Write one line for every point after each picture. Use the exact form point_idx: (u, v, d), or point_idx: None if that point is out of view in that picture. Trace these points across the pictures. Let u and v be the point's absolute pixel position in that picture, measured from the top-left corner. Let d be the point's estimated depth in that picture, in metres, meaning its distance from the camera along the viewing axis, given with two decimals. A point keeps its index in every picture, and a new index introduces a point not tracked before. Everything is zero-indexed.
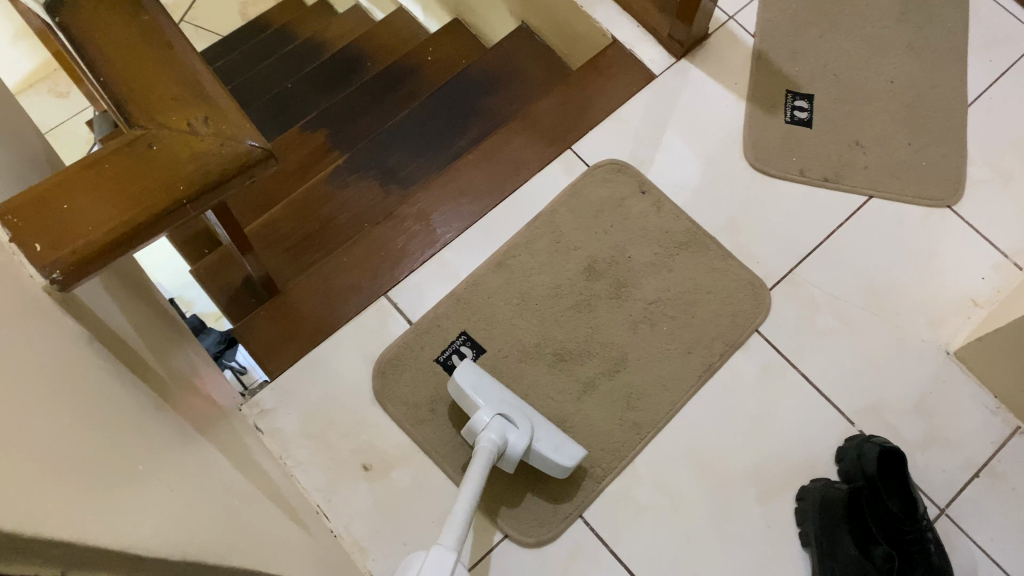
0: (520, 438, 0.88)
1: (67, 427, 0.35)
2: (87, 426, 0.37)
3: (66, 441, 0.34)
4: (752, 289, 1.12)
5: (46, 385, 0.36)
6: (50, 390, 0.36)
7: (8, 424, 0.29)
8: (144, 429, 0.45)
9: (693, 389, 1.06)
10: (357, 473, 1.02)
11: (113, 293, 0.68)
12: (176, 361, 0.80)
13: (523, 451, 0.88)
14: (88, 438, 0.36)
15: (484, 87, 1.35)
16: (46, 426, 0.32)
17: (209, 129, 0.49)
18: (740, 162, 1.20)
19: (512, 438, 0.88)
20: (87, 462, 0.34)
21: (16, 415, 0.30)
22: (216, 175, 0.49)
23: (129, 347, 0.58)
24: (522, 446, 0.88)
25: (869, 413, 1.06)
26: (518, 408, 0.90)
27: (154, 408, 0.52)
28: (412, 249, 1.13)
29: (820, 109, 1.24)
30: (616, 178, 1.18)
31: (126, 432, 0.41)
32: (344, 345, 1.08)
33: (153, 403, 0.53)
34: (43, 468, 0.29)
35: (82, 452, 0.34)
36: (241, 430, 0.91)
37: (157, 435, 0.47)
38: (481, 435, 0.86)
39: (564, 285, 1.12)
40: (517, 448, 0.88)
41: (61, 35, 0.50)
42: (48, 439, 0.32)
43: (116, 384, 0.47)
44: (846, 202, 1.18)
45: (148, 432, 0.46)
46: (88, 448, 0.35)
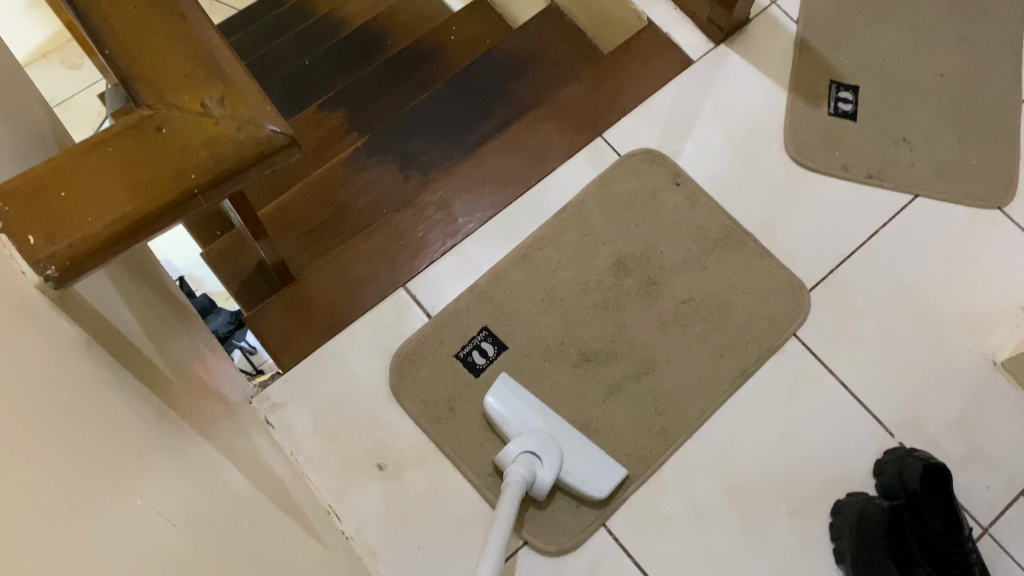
0: (547, 473, 0.86)
1: (36, 461, 0.30)
2: (64, 459, 0.32)
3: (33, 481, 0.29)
4: (790, 291, 1.06)
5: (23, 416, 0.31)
6: (20, 415, 0.31)
7: None
8: (141, 447, 0.41)
9: (725, 394, 1.01)
10: (370, 473, 0.97)
11: (118, 284, 0.63)
12: (183, 355, 0.76)
13: (551, 485, 0.86)
14: (58, 474, 0.31)
15: (510, 69, 1.29)
16: (2, 465, 0.27)
17: (224, 112, 0.44)
18: (779, 156, 1.14)
19: (539, 473, 0.86)
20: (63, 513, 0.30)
21: None
22: (231, 164, 0.44)
23: (132, 346, 0.53)
24: (550, 480, 0.86)
25: (909, 425, 1.01)
26: (547, 440, 0.88)
27: (157, 418, 0.47)
28: (433, 239, 1.08)
29: (865, 101, 1.17)
30: (649, 169, 1.13)
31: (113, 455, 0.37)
32: (360, 338, 1.03)
33: (156, 413, 0.48)
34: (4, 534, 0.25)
35: (48, 496, 0.29)
36: (250, 426, 0.87)
37: (157, 452, 0.43)
38: (510, 469, 0.84)
39: (590, 282, 1.06)
40: (545, 483, 0.86)
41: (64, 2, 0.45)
42: (3, 482, 0.27)
43: (116, 394, 0.42)
44: (889, 200, 1.12)
45: (145, 452, 0.41)
46: (59, 486, 0.31)
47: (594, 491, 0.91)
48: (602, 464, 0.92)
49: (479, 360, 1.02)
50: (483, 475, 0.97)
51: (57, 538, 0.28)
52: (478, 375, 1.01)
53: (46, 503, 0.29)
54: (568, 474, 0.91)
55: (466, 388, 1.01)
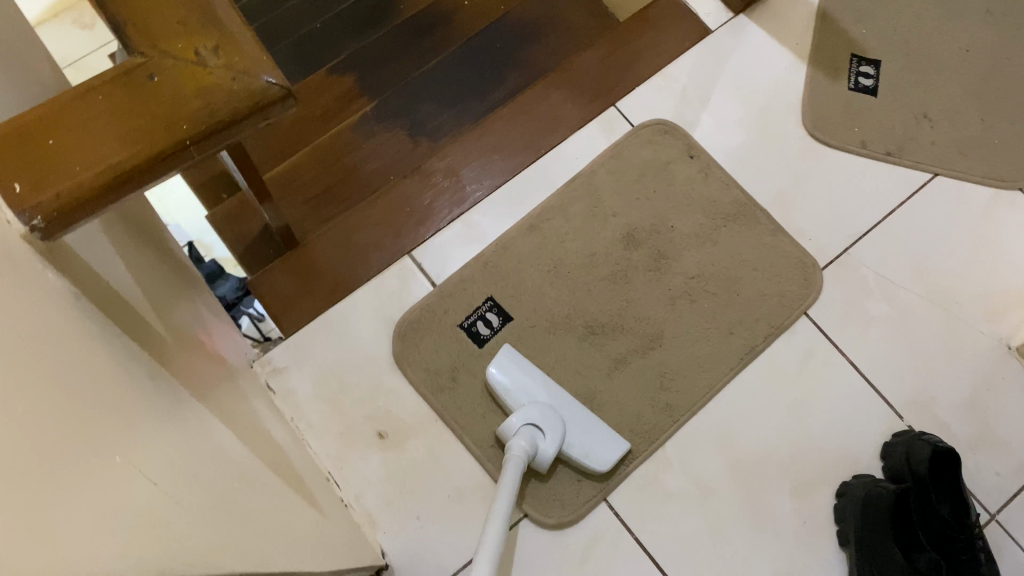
0: (550, 446, 0.85)
1: (12, 410, 0.28)
2: (52, 411, 0.31)
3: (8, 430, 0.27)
4: (802, 268, 1.04)
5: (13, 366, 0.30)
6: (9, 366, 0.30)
7: None
8: (125, 405, 0.39)
9: (732, 371, 1.00)
10: (371, 441, 0.96)
11: (115, 240, 0.62)
12: (183, 316, 0.74)
13: (553, 458, 0.85)
14: (48, 429, 0.30)
15: (524, 35, 1.26)
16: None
17: (218, 61, 0.43)
18: (796, 130, 1.12)
19: (542, 445, 0.85)
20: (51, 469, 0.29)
21: None
22: (225, 115, 0.42)
23: (125, 302, 0.52)
24: (552, 452, 0.85)
25: (919, 408, 0.99)
26: (550, 412, 0.86)
27: (147, 378, 0.46)
28: (440, 207, 1.06)
29: (887, 75, 1.14)
30: (662, 140, 1.10)
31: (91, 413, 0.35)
32: (363, 306, 1.02)
33: (146, 371, 0.47)
34: None
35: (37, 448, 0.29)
36: (251, 390, 0.86)
37: (143, 410, 0.41)
38: (512, 441, 0.83)
39: (599, 254, 1.05)
40: (547, 455, 0.85)
41: None
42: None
43: (102, 351, 0.41)
44: (908, 178, 1.09)
45: (129, 411, 0.40)
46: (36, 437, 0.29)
47: (597, 464, 0.90)
48: (605, 437, 0.91)
49: (483, 330, 1.01)
50: (484, 447, 0.96)
51: (32, 491, 0.27)
52: (482, 345, 1.00)
53: (20, 454, 0.27)
54: (571, 446, 0.89)
55: (469, 358, 1.00)
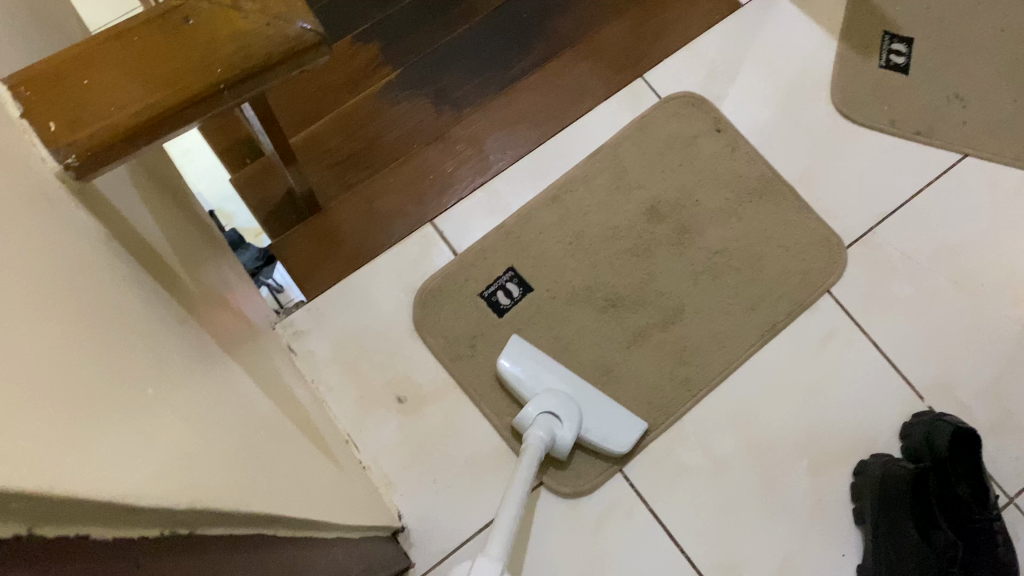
0: (567, 433, 0.85)
1: (57, 332, 0.29)
2: (99, 342, 0.33)
3: (49, 349, 0.27)
4: (827, 246, 1.03)
5: (59, 296, 0.31)
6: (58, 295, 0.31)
7: (13, 345, 0.25)
8: (156, 345, 0.40)
9: (753, 348, 0.99)
10: (390, 405, 0.97)
11: (143, 193, 0.62)
12: (208, 273, 0.75)
13: (571, 445, 0.86)
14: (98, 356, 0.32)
15: (551, 5, 1.25)
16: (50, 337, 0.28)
17: (254, 5, 0.42)
18: (824, 107, 1.10)
19: (559, 432, 0.85)
20: (101, 393, 0.30)
21: (23, 331, 0.26)
22: (259, 60, 0.42)
23: (153, 251, 0.52)
24: (570, 439, 0.86)
25: (940, 389, 0.99)
26: (566, 401, 0.86)
27: (176, 323, 0.46)
28: (463, 177, 1.06)
29: (919, 54, 1.12)
30: (689, 114, 1.10)
31: (121, 348, 0.35)
32: (385, 272, 1.02)
33: (175, 316, 0.47)
34: (44, 400, 0.25)
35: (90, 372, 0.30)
36: (272, 350, 0.87)
37: (174, 353, 0.42)
38: (529, 432, 0.83)
39: (622, 227, 1.04)
40: (566, 442, 0.85)
41: None
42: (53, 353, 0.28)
43: (133, 293, 0.42)
44: (936, 158, 1.08)
45: (158, 352, 0.40)
46: (76, 361, 0.29)
47: (616, 446, 0.90)
48: (623, 419, 0.91)
49: (503, 300, 1.01)
50: (501, 416, 0.97)
51: (79, 408, 0.28)
52: (502, 315, 1.00)
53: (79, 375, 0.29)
54: (588, 431, 0.89)
55: (489, 327, 1.00)
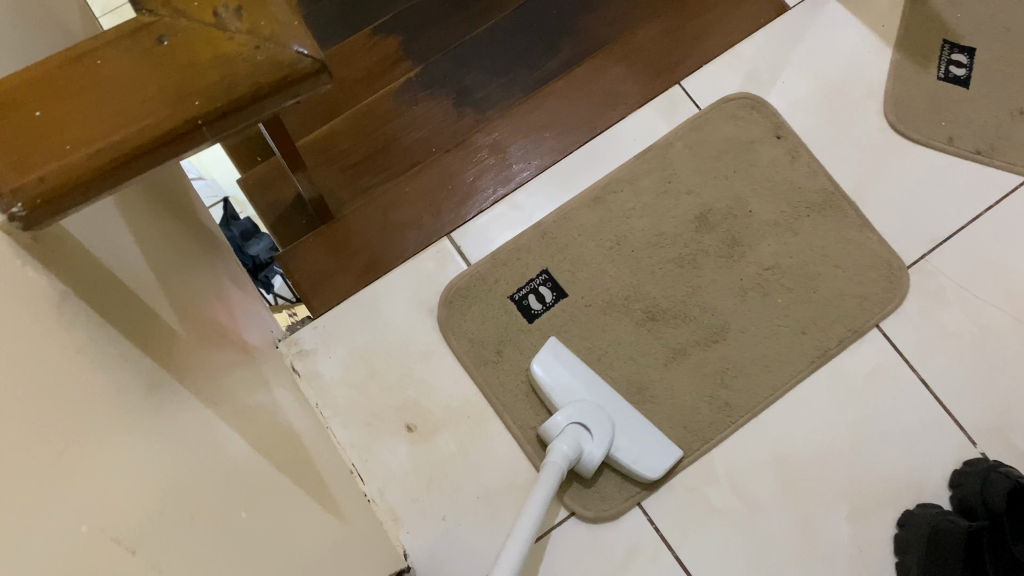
0: (595, 448, 0.79)
1: None
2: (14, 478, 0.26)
3: None
4: (887, 269, 0.96)
5: None
6: None
7: None
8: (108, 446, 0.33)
9: (800, 375, 0.93)
10: (399, 433, 0.90)
11: (129, 216, 0.56)
12: (203, 299, 0.68)
13: (599, 462, 0.79)
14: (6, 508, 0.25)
15: (583, 1, 1.17)
16: None
17: (241, 25, 0.35)
18: (876, 121, 1.02)
19: (586, 448, 0.79)
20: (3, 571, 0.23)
21: None
22: (244, 91, 0.35)
23: (131, 296, 0.46)
24: (598, 456, 0.79)
25: (996, 435, 0.91)
26: (599, 414, 0.80)
27: (146, 394, 0.40)
28: (484, 187, 0.99)
29: (981, 65, 1.03)
30: (749, 117, 1.02)
31: (34, 461, 0.27)
32: (397, 288, 0.95)
33: (145, 382, 0.40)
34: None
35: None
36: (274, 375, 0.80)
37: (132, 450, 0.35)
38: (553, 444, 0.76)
39: (667, 234, 0.98)
40: (593, 459, 0.79)
41: None
42: None
43: (90, 372, 0.35)
44: (998, 180, 0.99)
45: (94, 444, 0.32)
46: None
47: (647, 471, 0.84)
48: (657, 444, 0.86)
49: (534, 305, 0.95)
50: (526, 429, 0.91)
51: None
52: (532, 321, 0.94)
53: None
54: (619, 451, 0.84)
55: (517, 332, 0.94)
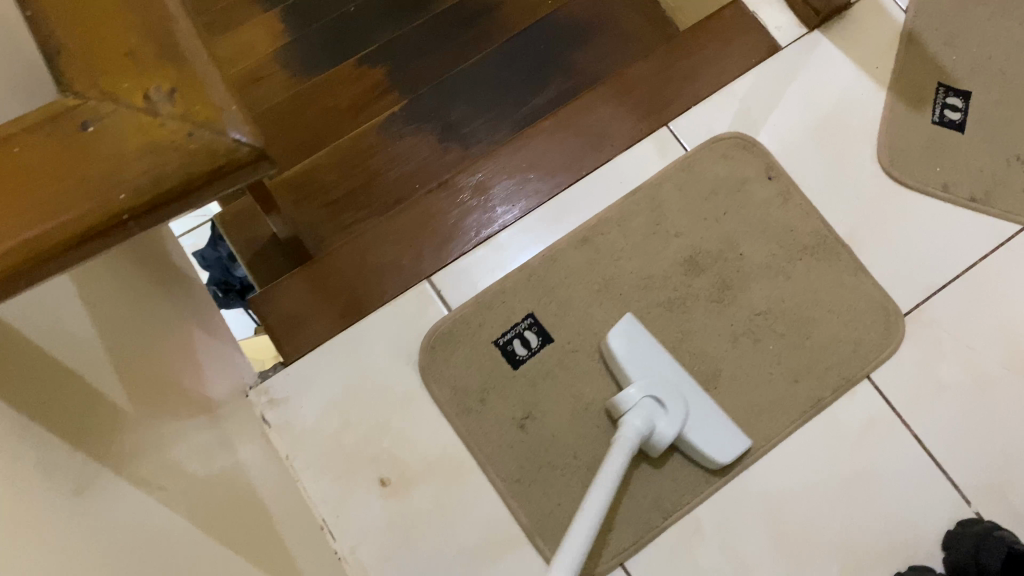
0: (668, 426, 0.79)
1: None
2: None
3: None
4: (883, 315, 0.93)
5: None
6: None
7: None
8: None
9: (792, 426, 0.90)
10: (373, 487, 0.87)
11: (80, 281, 0.53)
12: (163, 358, 0.64)
13: (671, 440, 0.79)
14: None
15: (573, 36, 1.14)
16: None
17: (173, 109, 0.32)
18: (871, 165, 0.99)
19: (659, 425, 0.79)
20: None
21: None
22: (174, 184, 0.32)
23: (70, 380, 0.43)
24: (671, 434, 0.79)
25: (991, 493, 0.88)
26: (672, 390, 0.81)
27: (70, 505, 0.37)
28: (467, 228, 0.97)
29: (978, 110, 1.01)
30: (739, 157, 0.99)
31: None
32: (376, 334, 0.92)
33: (69, 489, 0.37)
34: None
35: None
36: (241, 432, 0.77)
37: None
38: (627, 418, 0.77)
39: (656, 277, 0.94)
40: (665, 436, 0.79)
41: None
42: None
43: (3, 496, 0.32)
44: (994, 228, 0.97)
45: None
46: None
47: (715, 454, 0.84)
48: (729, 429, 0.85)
49: (519, 350, 0.92)
50: (511, 481, 0.87)
51: None
52: (516, 367, 0.91)
53: None
54: (690, 431, 0.83)
55: (501, 379, 0.91)
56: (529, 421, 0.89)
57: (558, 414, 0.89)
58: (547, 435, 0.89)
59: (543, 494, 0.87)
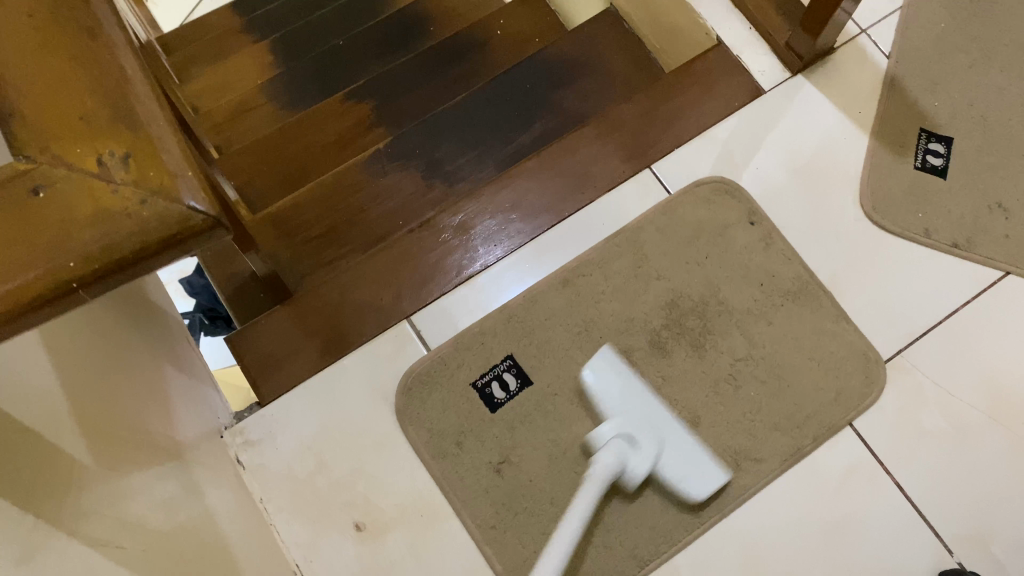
0: (640, 463, 0.79)
1: None
2: None
3: None
4: (864, 362, 0.93)
5: None
6: None
7: None
8: None
9: (772, 474, 0.89)
10: (347, 532, 0.87)
11: (47, 329, 0.52)
12: (130, 406, 0.63)
13: (643, 476, 0.79)
14: None
15: (559, 75, 1.15)
16: None
17: (127, 175, 0.32)
18: (853, 210, 1.00)
19: (631, 462, 0.79)
20: None
21: None
22: (128, 251, 0.32)
23: (26, 437, 0.42)
24: (643, 471, 0.79)
25: (974, 544, 0.87)
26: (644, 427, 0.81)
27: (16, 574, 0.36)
28: (449, 268, 0.96)
29: (959, 156, 1.01)
30: (722, 202, 1.00)
31: None
32: (353, 375, 0.92)
33: (14, 556, 0.37)
34: None
35: None
36: (209, 477, 0.76)
37: None
38: (598, 456, 0.76)
39: (637, 319, 0.94)
40: (637, 474, 0.79)
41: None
42: None
43: None
44: (976, 275, 0.97)
45: None
46: None
47: (689, 492, 0.84)
48: (706, 463, 0.84)
49: (497, 394, 0.91)
50: (485, 527, 0.86)
51: None
52: (494, 411, 0.90)
53: None
54: (663, 468, 0.83)
55: (479, 423, 0.90)
56: (506, 466, 0.88)
57: (535, 460, 0.88)
58: (524, 480, 0.88)
59: (519, 540, 0.86)
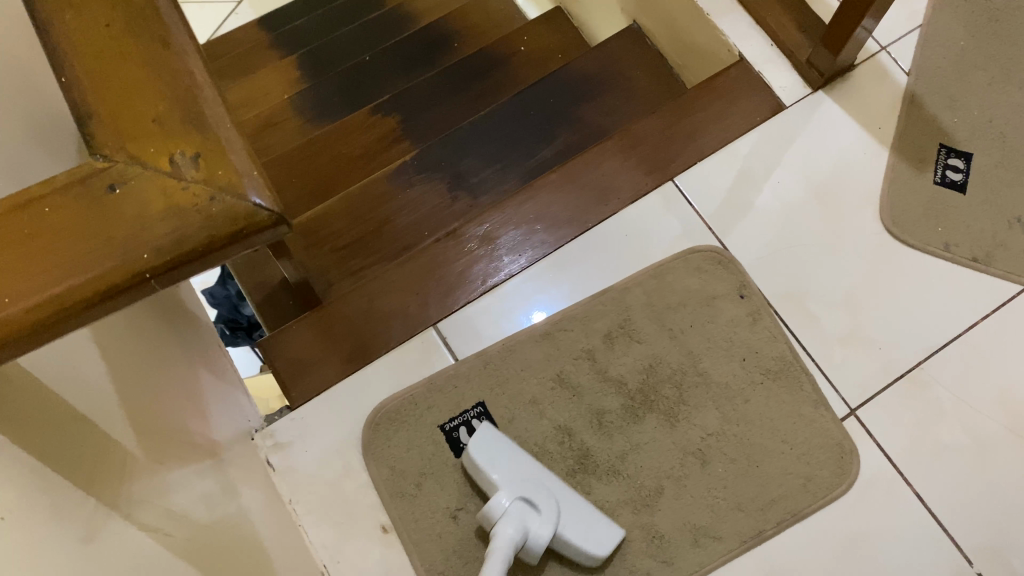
0: (542, 527, 0.76)
1: None
2: None
3: None
4: (838, 454, 0.91)
5: None
6: None
7: None
8: None
9: (728, 555, 0.87)
10: (373, 534, 0.89)
11: (98, 329, 0.54)
12: (169, 403, 0.65)
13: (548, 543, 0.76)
14: None
15: (580, 91, 1.17)
16: None
17: (197, 174, 0.34)
18: (871, 224, 1.01)
19: (534, 526, 0.75)
20: None
21: None
22: (197, 243, 0.34)
23: (81, 424, 0.44)
24: (547, 536, 0.76)
25: (993, 554, 0.88)
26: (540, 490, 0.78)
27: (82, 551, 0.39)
28: (473, 277, 0.98)
29: (978, 171, 1.03)
30: (714, 272, 0.99)
31: None
32: (378, 382, 0.94)
33: (79, 534, 0.39)
34: None
35: None
36: (241, 476, 0.77)
37: None
38: (499, 526, 0.73)
39: (613, 380, 0.94)
40: (542, 538, 0.75)
41: (43, 29, 0.36)
42: None
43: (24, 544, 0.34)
44: (994, 289, 0.98)
45: None
46: None
47: (595, 550, 0.81)
48: (605, 523, 0.83)
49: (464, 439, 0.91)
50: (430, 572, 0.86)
51: None
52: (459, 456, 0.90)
53: None
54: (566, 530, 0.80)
55: (441, 466, 0.90)
56: (462, 512, 0.88)
57: None
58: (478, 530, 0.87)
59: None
